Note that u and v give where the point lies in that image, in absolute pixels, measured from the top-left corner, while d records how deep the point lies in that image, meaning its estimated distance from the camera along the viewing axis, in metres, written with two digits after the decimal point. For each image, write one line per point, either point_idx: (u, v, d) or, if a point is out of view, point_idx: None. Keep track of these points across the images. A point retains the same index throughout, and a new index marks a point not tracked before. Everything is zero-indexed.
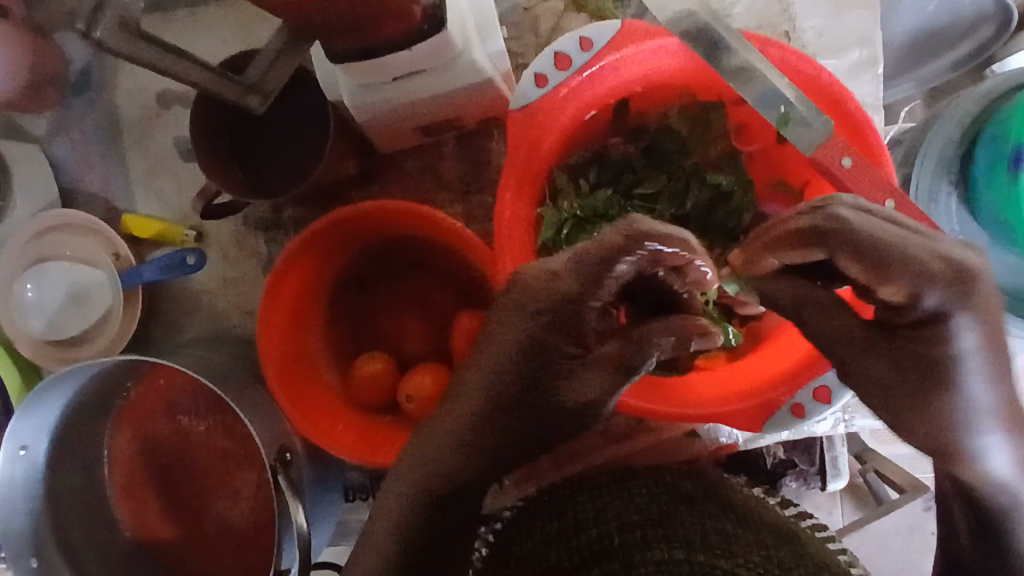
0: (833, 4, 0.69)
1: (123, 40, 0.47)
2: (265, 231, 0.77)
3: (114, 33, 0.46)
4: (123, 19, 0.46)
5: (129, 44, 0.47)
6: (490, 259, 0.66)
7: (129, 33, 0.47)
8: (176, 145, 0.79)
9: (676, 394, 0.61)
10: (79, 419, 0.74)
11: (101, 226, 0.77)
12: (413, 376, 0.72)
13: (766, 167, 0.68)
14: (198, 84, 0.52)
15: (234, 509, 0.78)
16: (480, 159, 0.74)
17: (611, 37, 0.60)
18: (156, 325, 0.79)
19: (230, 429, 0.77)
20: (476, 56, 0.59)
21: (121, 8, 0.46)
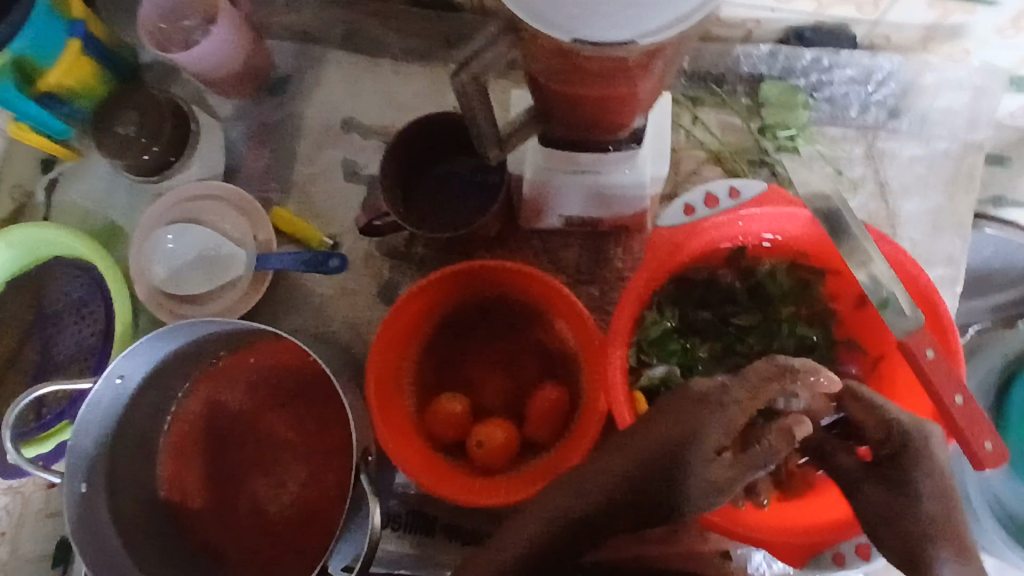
0: (931, 223, 0.83)
1: (467, 89, 0.57)
2: (393, 259, 0.85)
3: (466, 83, 0.56)
4: (476, 80, 0.56)
5: (470, 92, 0.57)
6: (593, 342, 0.74)
7: (475, 86, 0.57)
8: (341, 164, 0.88)
9: (729, 513, 0.69)
10: (172, 366, 0.79)
11: (254, 206, 0.85)
12: (488, 425, 0.77)
13: (847, 338, 0.77)
14: (477, 124, 0.62)
15: (274, 499, 0.80)
16: (600, 258, 0.83)
17: (756, 194, 0.71)
18: (264, 308, 0.86)
19: (298, 422, 0.82)
20: (644, 174, 0.70)
21: (478, 73, 0.55)
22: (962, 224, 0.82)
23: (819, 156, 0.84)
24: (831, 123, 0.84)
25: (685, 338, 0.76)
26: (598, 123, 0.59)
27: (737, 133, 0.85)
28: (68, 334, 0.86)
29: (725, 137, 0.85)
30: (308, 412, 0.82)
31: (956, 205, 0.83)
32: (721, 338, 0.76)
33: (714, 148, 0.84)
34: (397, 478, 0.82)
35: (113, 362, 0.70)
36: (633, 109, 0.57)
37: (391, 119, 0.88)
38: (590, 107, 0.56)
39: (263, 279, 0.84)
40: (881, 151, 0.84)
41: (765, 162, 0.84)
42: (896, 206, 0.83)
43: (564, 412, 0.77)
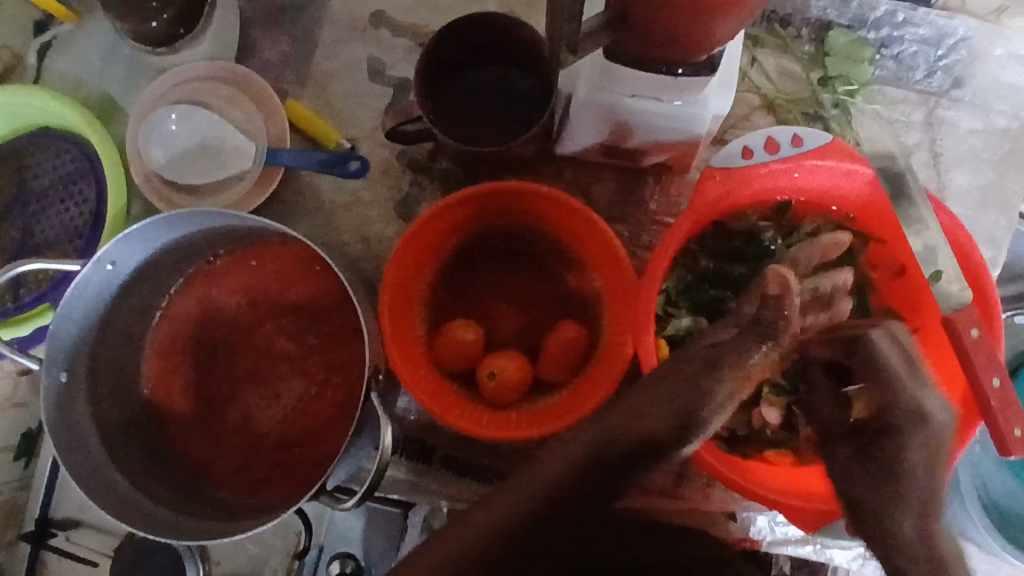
0: (977, 201, 0.80)
1: None
2: (414, 171, 0.79)
3: None
4: None
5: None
6: (622, 283, 0.71)
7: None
8: (366, 61, 0.81)
9: (744, 472, 0.67)
10: (168, 258, 0.73)
11: (268, 95, 0.78)
12: (500, 357, 0.73)
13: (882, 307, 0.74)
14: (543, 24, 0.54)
15: (264, 411, 0.76)
16: (635, 197, 0.78)
17: (820, 145, 0.66)
18: (269, 208, 0.79)
19: (296, 333, 0.77)
20: (706, 107, 0.65)
21: None
22: (1010, 206, 0.79)
23: (874, 117, 0.79)
24: (893, 83, 0.79)
25: (719, 289, 0.73)
26: (675, 39, 0.53)
27: (793, 81, 0.79)
28: (53, 212, 0.78)
29: (781, 84, 0.79)
30: (309, 324, 0.77)
31: (1006, 187, 0.80)
32: None
33: (768, 95, 0.79)
34: (396, 403, 0.78)
35: (107, 245, 0.64)
36: (721, 27, 0.51)
37: (426, 18, 0.81)
38: (678, 18, 0.50)
39: (272, 176, 0.77)
40: (939, 120, 0.80)
41: (819, 116, 0.79)
42: (946, 179, 0.80)
43: (583, 353, 0.73)
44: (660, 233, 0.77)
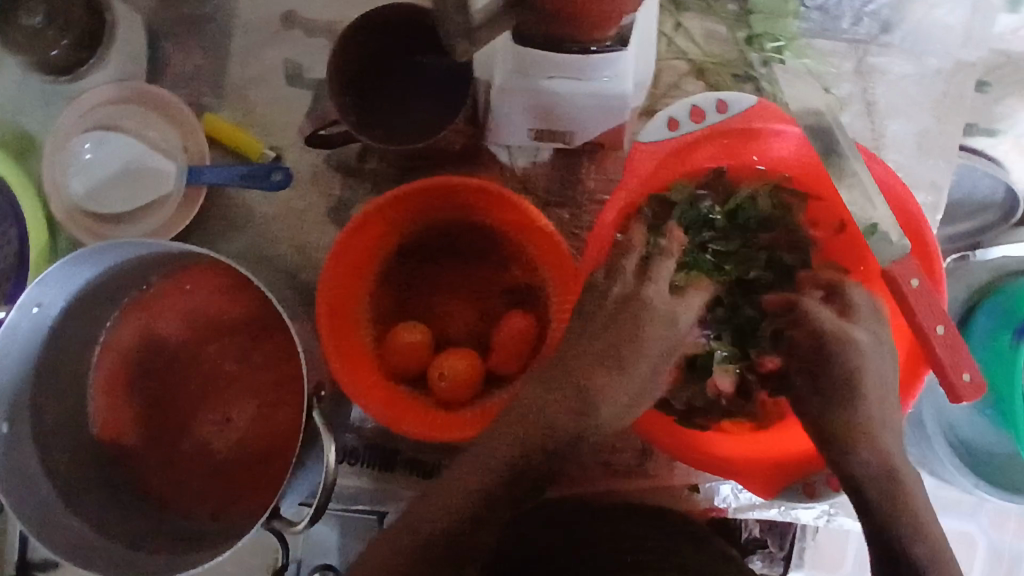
0: (916, 147, 0.79)
1: None
2: (344, 175, 0.77)
3: None
4: None
5: None
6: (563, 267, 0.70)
7: None
8: (283, 66, 0.78)
9: (700, 446, 0.67)
10: (100, 292, 0.71)
11: (183, 111, 0.75)
12: (450, 356, 0.72)
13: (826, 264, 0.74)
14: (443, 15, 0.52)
15: (218, 435, 0.75)
16: (572, 177, 0.76)
17: (745, 108, 0.65)
18: (201, 229, 0.77)
19: (241, 353, 0.76)
20: (627, 82, 0.63)
21: None
22: (949, 148, 0.79)
23: (806, 71, 0.78)
24: (821, 34, 0.78)
25: None
26: (584, 15, 0.52)
27: (720, 42, 0.78)
28: None
29: (709, 47, 0.78)
30: (254, 343, 0.75)
31: (944, 130, 0.79)
32: None
33: (697, 59, 0.78)
34: (352, 412, 0.77)
35: (28, 287, 0.62)
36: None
37: (341, 15, 0.78)
38: None
39: (195, 195, 0.75)
40: (871, 68, 0.79)
41: (750, 75, 0.78)
42: (882, 128, 0.79)
43: (533, 344, 0.72)
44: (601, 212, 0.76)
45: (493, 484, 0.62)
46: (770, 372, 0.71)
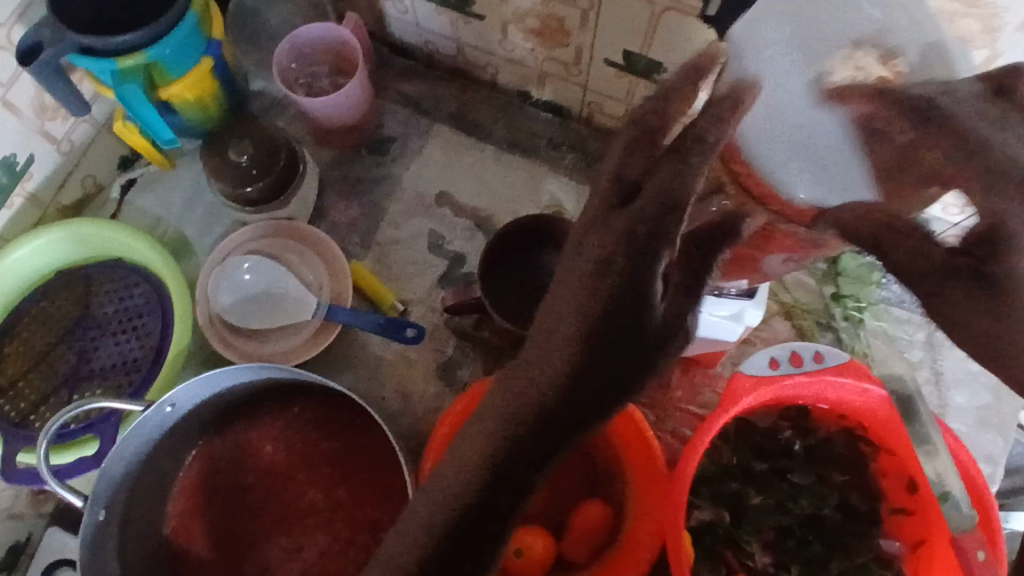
0: (976, 420, 0.86)
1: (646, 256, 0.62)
2: (458, 338, 0.84)
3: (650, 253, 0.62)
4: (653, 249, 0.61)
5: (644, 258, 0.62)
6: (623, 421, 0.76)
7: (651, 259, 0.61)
8: (427, 233, 0.89)
9: None
10: (224, 401, 0.77)
11: (335, 255, 0.83)
12: (525, 532, 0.75)
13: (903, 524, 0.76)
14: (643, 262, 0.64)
15: (285, 561, 0.76)
16: (662, 383, 0.83)
17: (839, 361, 0.73)
18: (319, 358, 0.84)
19: (327, 483, 0.78)
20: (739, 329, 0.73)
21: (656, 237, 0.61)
22: (1007, 426, 0.85)
23: (881, 332, 0.87)
24: (898, 303, 0.89)
25: (740, 483, 0.77)
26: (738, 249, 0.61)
27: (808, 294, 0.88)
28: (113, 344, 0.80)
29: (797, 294, 0.88)
30: (342, 478, 0.78)
31: (1002, 411, 0.86)
32: (761, 495, 0.77)
33: (786, 303, 0.88)
34: None
35: (183, 385, 0.68)
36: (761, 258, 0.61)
37: (484, 202, 0.90)
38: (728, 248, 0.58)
39: (326, 331, 0.82)
40: (940, 341, 0.88)
41: (831, 327, 0.87)
42: (947, 397, 0.87)
43: (603, 535, 0.76)
44: (684, 420, 0.82)
45: (513, 461, 0.46)
46: None
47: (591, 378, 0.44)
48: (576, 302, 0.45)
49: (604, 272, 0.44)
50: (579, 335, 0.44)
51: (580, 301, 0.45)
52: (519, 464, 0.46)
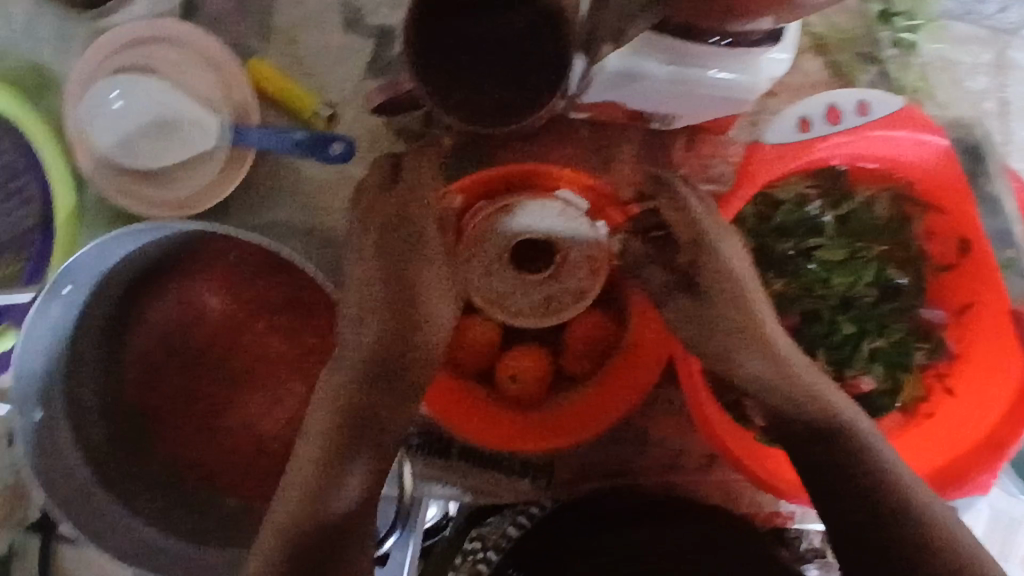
0: None
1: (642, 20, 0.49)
2: (406, 140, 0.68)
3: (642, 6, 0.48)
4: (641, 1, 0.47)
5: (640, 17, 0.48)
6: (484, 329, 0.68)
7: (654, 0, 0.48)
8: (341, 7, 0.68)
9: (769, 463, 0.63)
10: (151, 257, 0.65)
11: (226, 56, 0.66)
12: (515, 355, 0.67)
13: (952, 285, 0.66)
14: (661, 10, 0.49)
15: (266, 418, 0.68)
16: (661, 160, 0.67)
17: (888, 112, 0.58)
18: (243, 190, 0.69)
19: (292, 331, 0.68)
20: (750, 88, 0.56)
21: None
22: None
23: (939, 59, 0.69)
24: (963, 16, 0.69)
25: (761, 269, 0.65)
26: None
27: (848, 14, 0.67)
28: None
29: (833, 17, 0.67)
30: (308, 323, 0.67)
31: None
32: (782, 283, 0.65)
33: (819, 33, 0.67)
34: None
35: (86, 248, 0.56)
36: None
37: None
38: None
39: (242, 157, 0.66)
40: (1014, 62, 0.70)
41: (876, 56, 0.68)
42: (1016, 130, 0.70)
43: (604, 345, 0.68)
44: None
45: (364, 395, 0.50)
46: (861, 394, 0.67)
47: (385, 286, 0.53)
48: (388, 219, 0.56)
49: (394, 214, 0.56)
50: (379, 255, 0.55)
51: (377, 233, 0.56)
52: (381, 383, 0.51)
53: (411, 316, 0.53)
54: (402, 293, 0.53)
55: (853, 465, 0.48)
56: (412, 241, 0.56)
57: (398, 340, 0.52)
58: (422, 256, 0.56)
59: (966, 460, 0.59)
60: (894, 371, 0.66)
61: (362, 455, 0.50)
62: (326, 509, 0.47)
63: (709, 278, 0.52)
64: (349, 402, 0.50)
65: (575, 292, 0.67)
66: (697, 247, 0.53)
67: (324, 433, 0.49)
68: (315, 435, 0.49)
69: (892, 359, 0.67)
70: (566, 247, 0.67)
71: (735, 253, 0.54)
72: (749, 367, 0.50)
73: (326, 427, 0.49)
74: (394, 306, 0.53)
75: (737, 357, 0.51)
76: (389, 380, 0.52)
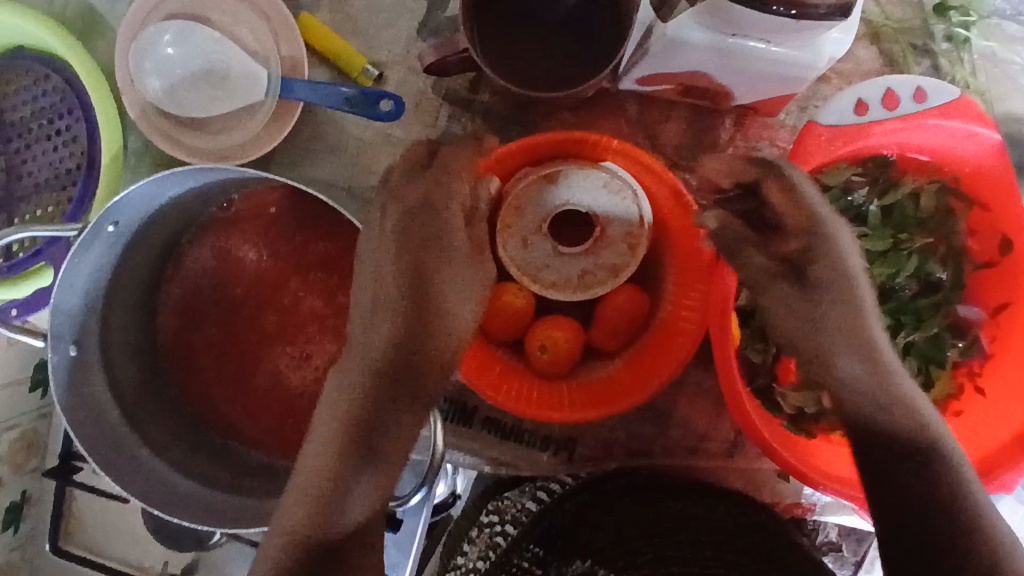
0: None
1: None
2: (453, 105, 0.68)
3: None
4: None
5: None
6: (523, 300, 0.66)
7: None
8: None
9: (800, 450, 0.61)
10: (192, 205, 0.65)
11: (280, 10, 0.65)
12: (549, 325, 0.67)
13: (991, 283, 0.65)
14: None
15: (295, 374, 0.68)
16: (707, 140, 0.67)
17: (944, 101, 0.58)
18: (287, 145, 0.69)
19: (326, 289, 0.68)
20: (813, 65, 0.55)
21: None
22: None
23: (995, 55, 0.68)
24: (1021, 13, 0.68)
25: None
26: None
27: (904, 5, 0.67)
28: (42, 157, 0.67)
29: (888, 7, 0.67)
30: (340, 282, 0.67)
31: None
32: None
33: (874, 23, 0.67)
34: None
35: (136, 184, 0.55)
36: None
37: None
38: None
39: (288, 111, 0.66)
40: None
41: (930, 49, 0.67)
42: None
43: (638, 323, 0.67)
44: None
45: (376, 403, 0.46)
46: None
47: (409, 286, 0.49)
48: (413, 209, 0.52)
49: (423, 208, 0.52)
50: (405, 249, 0.50)
51: (403, 225, 0.51)
52: (395, 391, 0.47)
53: (430, 321, 0.49)
54: (418, 295, 0.49)
55: (950, 506, 0.41)
56: (437, 233, 0.52)
57: (411, 345, 0.48)
58: (442, 255, 0.51)
59: (1002, 457, 0.58)
60: (927, 365, 0.66)
61: (371, 470, 0.45)
62: (329, 527, 0.43)
63: (822, 270, 0.47)
64: (358, 413, 0.46)
65: (608, 270, 0.67)
66: (816, 234, 0.47)
67: (326, 441, 0.45)
68: (321, 440, 0.45)
69: (925, 353, 0.66)
70: (607, 222, 0.67)
71: (833, 238, 0.48)
72: (847, 367, 0.46)
73: (330, 435, 0.45)
74: (412, 305, 0.49)
75: (833, 352, 0.46)
76: (406, 389, 0.47)
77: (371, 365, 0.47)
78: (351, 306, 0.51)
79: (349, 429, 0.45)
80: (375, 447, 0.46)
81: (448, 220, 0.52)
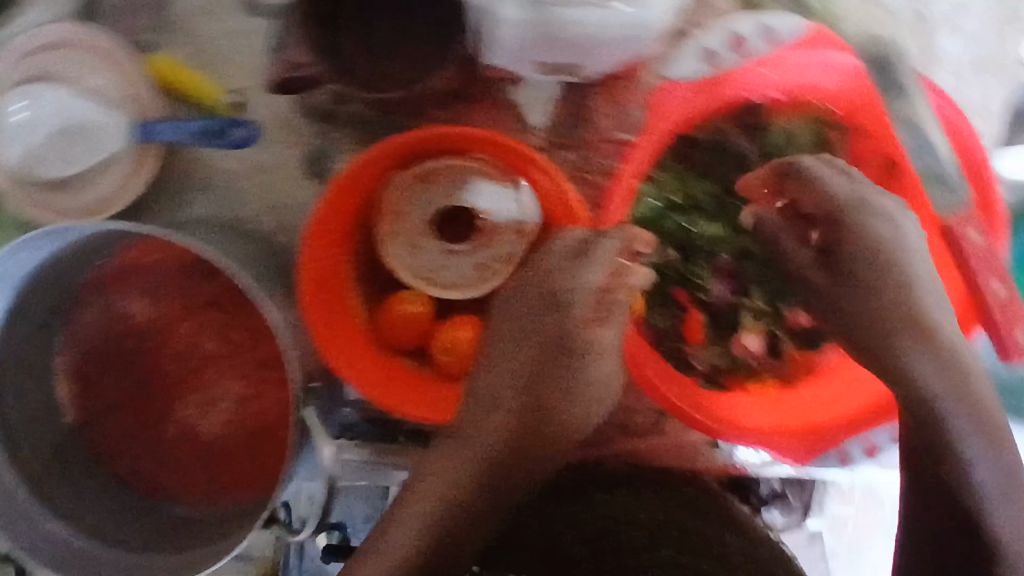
0: (971, 68, 0.71)
1: None
2: (320, 121, 0.67)
3: None
4: None
5: None
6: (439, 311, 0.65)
7: None
8: None
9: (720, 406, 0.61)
10: (65, 268, 0.61)
11: (123, 54, 0.64)
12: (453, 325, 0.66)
13: None
14: None
15: (206, 418, 0.68)
16: (580, 113, 0.66)
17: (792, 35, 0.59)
18: (161, 190, 0.67)
19: (223, 328, 0.67)
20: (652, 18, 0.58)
21: None
22: (1006, 67, 0.71)
23: None
24: None
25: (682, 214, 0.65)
26: None
27: None
28: None
29: None
30: (234, 317, 0.67)
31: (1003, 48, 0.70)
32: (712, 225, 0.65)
33: None
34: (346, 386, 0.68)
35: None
36: None
37: None
38: None
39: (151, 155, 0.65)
40: None
41: None
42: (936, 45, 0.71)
43: None
44: (616, 152, 0.67)
45: (477, 491, 0.58)
46: (801, 328, 0.66)
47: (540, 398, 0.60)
48: (534, 337, 0.61)
49: (553, 336, 0.61)
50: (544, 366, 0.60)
51: (528, 352, 0.61)
52: (496, 475, 0.59)
53: (550, 418, 0.60)
54: (540, 413, 0.60)
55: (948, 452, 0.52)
56: (556, 346, 0.61)
57: (530, 441, 0.60)
58: (563, 373, 0.60)
59: None
60: None
61: (470, 529, 0.57)
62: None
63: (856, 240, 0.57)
64: (455, 493, 0.57)
65: (505, 261, 0.67)
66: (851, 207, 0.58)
67: (428, 522, 0.56)
68: (417, 522, 0.56)
69: None
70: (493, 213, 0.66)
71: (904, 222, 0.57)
72: (924, 364, 0.54)
73: (428, 521, 0.56)
74: (531, 413, 0.60)
75: (913, 350, 0.54)
76: (509, 472, 0.59)
77: (476, 456, 0.58)
78: (469, 416, 0.60)
79: (439, 507, 0.56)
80: (501, 494, 0.59)
81: (569, 327, 0.60)
